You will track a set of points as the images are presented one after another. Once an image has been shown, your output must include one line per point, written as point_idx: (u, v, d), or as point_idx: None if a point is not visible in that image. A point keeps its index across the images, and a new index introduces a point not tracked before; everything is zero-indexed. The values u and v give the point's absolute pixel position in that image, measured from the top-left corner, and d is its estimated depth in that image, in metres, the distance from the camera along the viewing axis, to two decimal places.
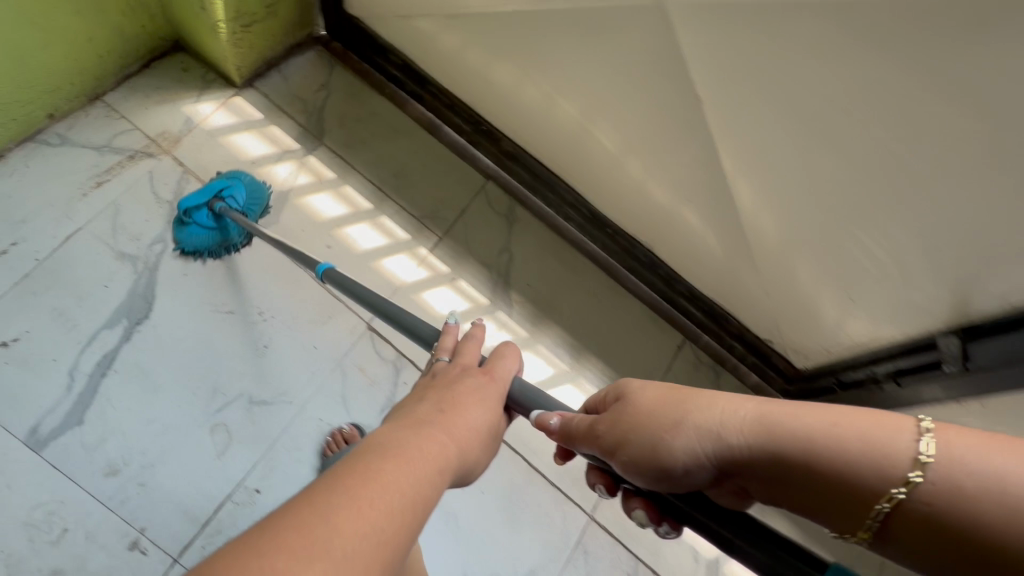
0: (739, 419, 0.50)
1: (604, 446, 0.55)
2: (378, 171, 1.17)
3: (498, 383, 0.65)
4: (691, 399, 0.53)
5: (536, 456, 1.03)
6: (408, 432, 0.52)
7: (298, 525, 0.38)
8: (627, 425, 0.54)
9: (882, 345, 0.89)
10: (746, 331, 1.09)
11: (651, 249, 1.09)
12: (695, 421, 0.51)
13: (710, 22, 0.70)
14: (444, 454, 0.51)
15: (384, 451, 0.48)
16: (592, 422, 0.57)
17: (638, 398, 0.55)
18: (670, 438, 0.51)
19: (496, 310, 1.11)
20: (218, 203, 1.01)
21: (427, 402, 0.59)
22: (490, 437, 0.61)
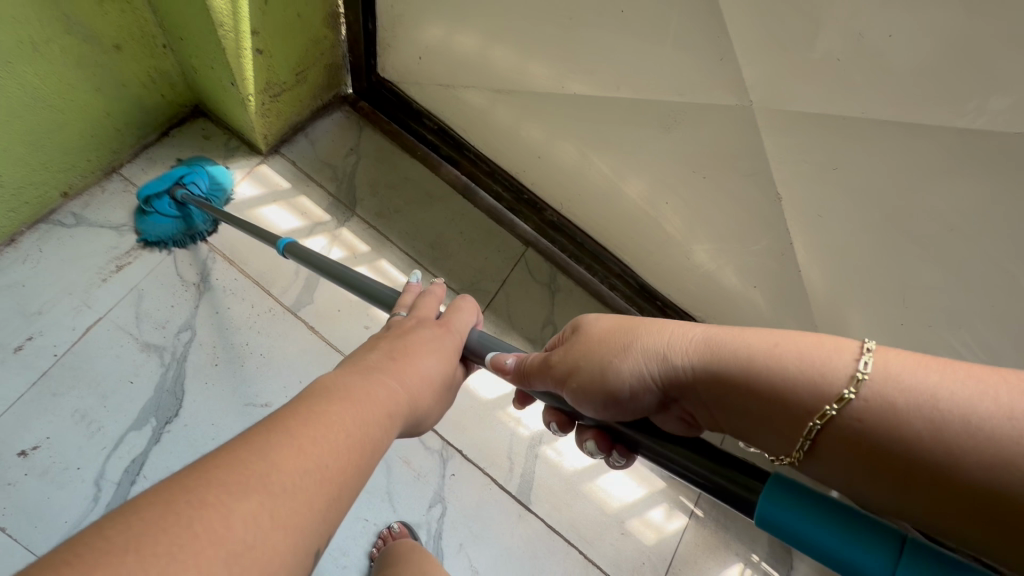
0: (685, 342, 0.48)
1: (557, 376, 0.53)
2: (414, 243, 1.11)
3: (456, 335, 0.60)
4: (643, 326, 0.51)
5: (593, 549, 0.97)
6: (356, 378, 0.47)
7: (229, 462, 0.34)
8: (579, 353, 0.53)
9: None
10: None
11: (704, 324, 1.05)
12: (644, 345, 0.50)
13: (804, 129, 0.66)
14: (392, 400, 0.47)
15: (328, 392, 0.43)
16: (547, 356, 0.56)
17: (593, 330, 0.53)
18: (617, 364, 0.50)
19: None
20: (177, 189, 0.97)
21: (377, 351, 0.53)
22: (443, 388, 0.56)
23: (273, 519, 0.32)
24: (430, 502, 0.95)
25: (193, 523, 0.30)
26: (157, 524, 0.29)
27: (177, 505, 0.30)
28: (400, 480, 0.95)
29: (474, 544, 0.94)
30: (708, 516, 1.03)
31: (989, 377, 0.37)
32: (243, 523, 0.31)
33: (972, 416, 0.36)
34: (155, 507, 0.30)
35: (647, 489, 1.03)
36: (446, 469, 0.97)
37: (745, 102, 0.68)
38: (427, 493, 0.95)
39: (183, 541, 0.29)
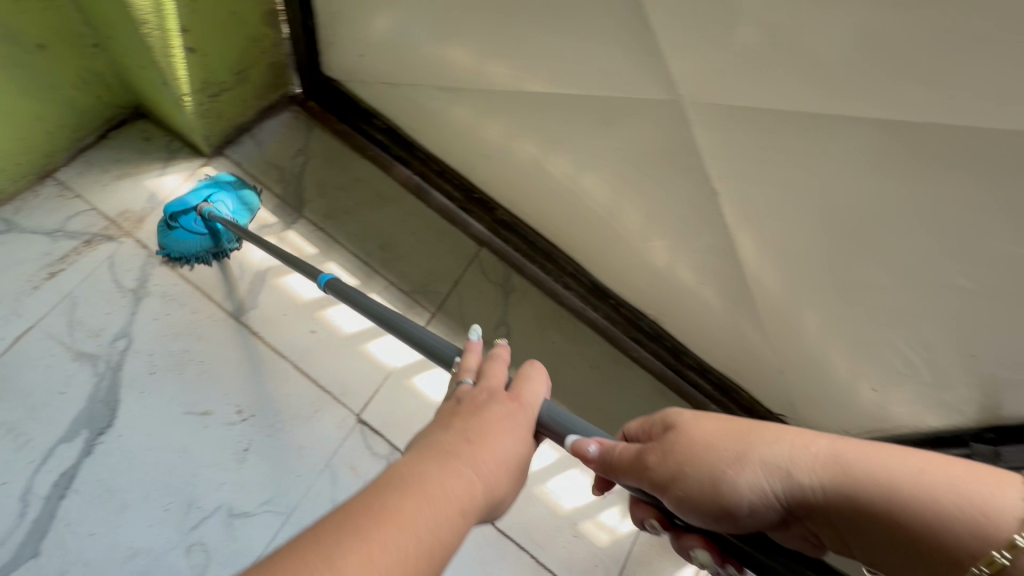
0: (810, 456, 0.45)
1: (655, 479, 0.50)
2: (363, 244, 1.09)
3: (527, 410, 0.56)
4: (753, 431, 0.48)
5: (543, 550, 0.96)
6: (432, 466, 0.46)
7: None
8: (684, 456, 0.49)
9: (905, 433, 0.85)
10: (758, 406, 1.04)
11: (657, 321, 1.04)
12: (762, 455, 0.47)
13: (732, 120, 0.65)
14: (469, 497, 0.45)
15: (400, 485, 0.44)
16: (638, 452, 0.52)
17: (693, 429, 0.50)
18: (733, 473, 0.47)
19: None
20: (204, 207, 0.97)
21: (450, 432, 0.51)
22: (520, 473, 0.52)
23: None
24: None
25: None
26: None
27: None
28: (345, 487, 0.93)
29: None
30: None
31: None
32: None
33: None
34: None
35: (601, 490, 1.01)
36: None
37: (673, 95, 0.67)
38: None
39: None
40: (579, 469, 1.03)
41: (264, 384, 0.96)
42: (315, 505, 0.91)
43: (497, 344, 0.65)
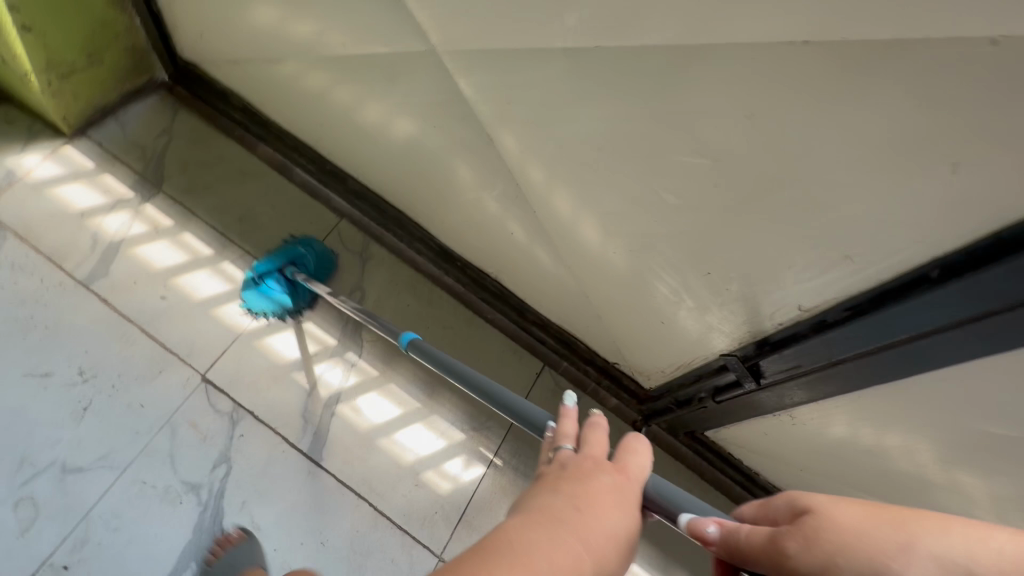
0: (1004, 550, 0.29)
1: (788, 571, 0.35)
2: (222, 216, 1.14)
3: (632, 484, 0.50)
4: (913, 514, 0.34)
5: (383, 499, 1.00)
6: (536, 532, 0.41)
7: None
8: (820, 542, 0.34)
9: (700, 363, 0.91)
10: (596, 355, 1.11)
11: (498, 278, 1.10)
12: (932, 546, 0.31)
13: (475, 64, 0.71)
14: (575, 573, 0.39)
15: (513, 547, 0.39)
16: (769, 533, 0.38)
17: (834, 513, 0.36)
18: (892, 567, 0.32)
19: (345, 352, 1.08)
20: (289, 266, 1.06)
21: (557, 495, 0.45)
22: (629, 552, 0.45)
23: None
24: (213, 462, 0.96)
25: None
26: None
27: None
28: (183, 441, 0.96)
29: (257, 501, 0.95)
30: (507, 465, 1.06)
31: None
32: None
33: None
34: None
35: (446, 441, 1.05)
36: (235, 430, 0.99)
37: (429, 47, 0.74)
38: (212, 454, 0.96)
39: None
40: (426, 423, 1.06)
41: (109, 347, 0.99)
42: (150, 460, 0.94)
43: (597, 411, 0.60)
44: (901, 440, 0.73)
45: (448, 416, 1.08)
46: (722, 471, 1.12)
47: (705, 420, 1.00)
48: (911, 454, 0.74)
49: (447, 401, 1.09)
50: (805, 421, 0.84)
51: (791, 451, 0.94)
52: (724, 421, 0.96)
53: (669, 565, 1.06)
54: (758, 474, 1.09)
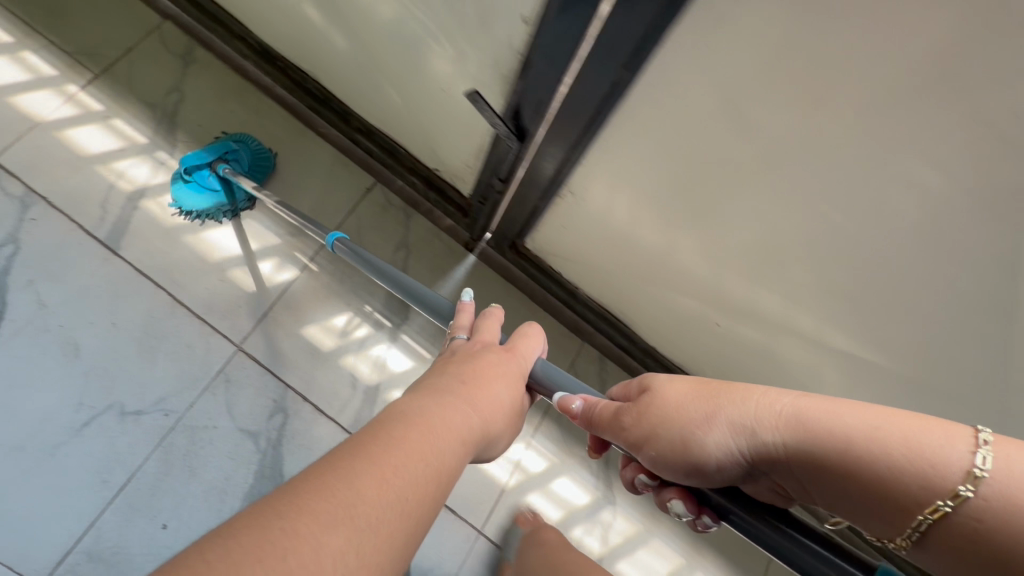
0: (772, 413, 0.45)
1: (632, 439, 0.52)
2: (25, 5, 1.06)
3: (519, 359, 0.64)
4: (725, 391, 0.48)
5: (181, 289, 0.97)
6: (429, 400, 0.50)
7: (319, 489, 0.35)
8: (656, 419, 0.51)
9: (486, 148, 0.87)
10: (419, 164, 1.07)
11: (316, 78, 1.04)
12: (728, 415, 0.47)
13: None
14: (464, 428, 0.50)
15: (404, 416, 0.46)
16: (617, 411, 0.55)
17: (667, 391, 0.52)
18: (700, 433, 0.48)
19: (155, 150, 1.04)
20: (220, 164, 0.98)
21: (447, 374, 0.57)
22: (511, 413, 0.59)
23: (358, 557, 0.33)
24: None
25: (287, 553, 0.31)
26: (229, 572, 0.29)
27: (271, 531, 0.32)
28: None
29: (46, 280, 0.93)
30: (323, 271, 1.04)
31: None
32: (333, 560, 0.32)
33: None
34: (239, 539, 0.31)
35: (256, 244, 1.03)
36: (26, 213, 0.96)
37: None
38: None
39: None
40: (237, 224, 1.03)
41: None
42: None
43: (490, 306, 0.72)
44: (637, 212, 0.77)
45: (263, 219, 1.05)
46: (545, 284, 1.10)
47: (510, 216, 0.96)
48: (646, 218, 0.77)
49: (265, 207, 1.05)
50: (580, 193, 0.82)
51: (590, 242, 0.91)
52: (516, 217, 0.95)
53: None
54: (579, 290, 1.06)
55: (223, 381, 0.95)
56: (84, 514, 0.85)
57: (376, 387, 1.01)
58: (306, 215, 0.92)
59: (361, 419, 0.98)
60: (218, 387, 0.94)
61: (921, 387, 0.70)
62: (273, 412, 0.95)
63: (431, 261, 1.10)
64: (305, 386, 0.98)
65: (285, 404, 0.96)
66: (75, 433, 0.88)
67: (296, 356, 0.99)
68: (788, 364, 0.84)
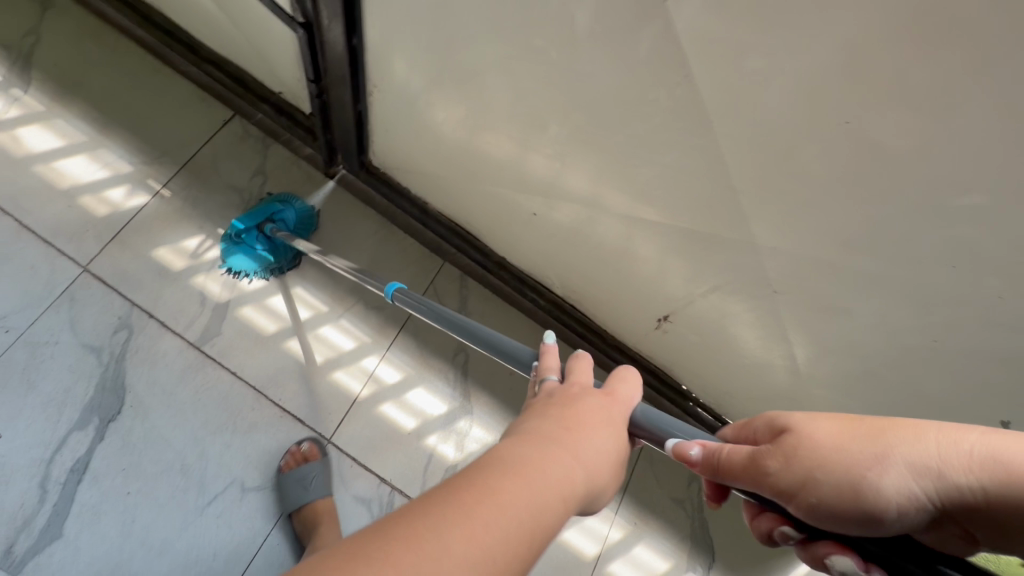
0: (968, 453, 0.33)
1: (776, 488, 0.37)
2: None
3: (623, 406, 0.46)
4: (887, 424, 0.36)
5: (28, 215, 1.00)
6: (532, 446, 0.37)
7: (403, 542, 0.27)
8: (811, 462, 0.36)
9: (298, 53, 0.90)
10: (268, 91, 1.10)
11: (161, 11, 1.08)
12: (906, 454, 0.34)
13: None
14: (569, 484, 0.35)
15: (505, 462, 0.34)
16: (752, 454, 0.39)
17: (815, 426, 0.38)
18: (873, 479, 0.35)
19: (9, 88, 1.07)
20: (267, 224, 1.01)
21: (547, 416, 0.42)
22: (622, 468, 0.43)
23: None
24: None
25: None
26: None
27: None
28: None
29: None
30: (175, 197, 1.07)
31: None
32: None
33: None
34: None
35: (108, 172, 1.06)
36: None
37: None
38: None
39: None
40: (90, 155, 1.06)
41: None
42: None
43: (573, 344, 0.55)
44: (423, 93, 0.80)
45: (117, 150, 1.08)
46: (399, 204, 1.11)
47: (341, 127, 0.98)
48: (437, 100, 0.80)
49: (119, 139, 1.08)
50: (381, 86, 0.85)
51: (412, 143, 0.94)
52: (347, 128, 0.97)
53: (340, 295, 1.07)
54: (429, 206, 1.08)
55: (68, 300, 0.97)
56: None
57: (225, 305, 1.02)
58: (366, 271, 0.87)
59: (209, 334, 1.00)
60: (62, 306, 0.96)
61: (688, 238, 0.73)
62: (118, 328, 0.97)
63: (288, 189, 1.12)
64: (152, 304, 1.00)
65: (131, 321, 0.98)
66: None
67: (144, 276, 1.00)
68: (597, 243, 0.87)
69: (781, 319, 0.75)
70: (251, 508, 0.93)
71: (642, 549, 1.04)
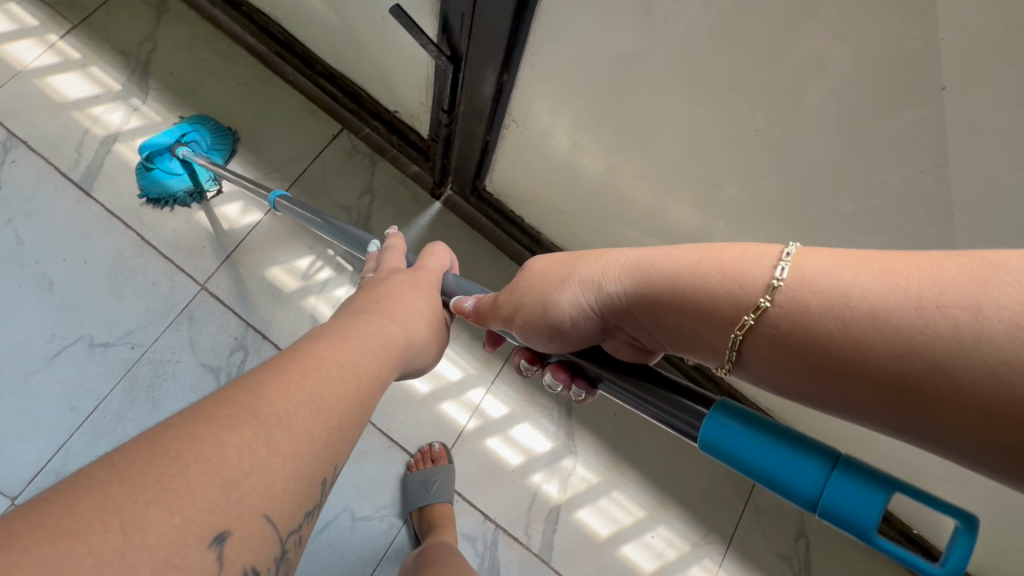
0: (619, 265, 0.44)
1: (505, 314, 0.53)
2: None
3: (429, 276, 0.61)
4: (584, 256, 0.48)
5: (150, 230, 1.00)
6: (346, 321, 0.48)
7: (222, 399, 0.32)
8: (524, 291, 0.51)
9: (432, 80, 0.86)
10: (380, 107, 1.06)
11: (279, 22, 1.05)
12: (583, 274, 0.47)
13: None
14: (384, 334, 0.49)
15: (312, 338, 0.42)
16: (497, 297, 0.55)
17: (540, 266, 0.52)
18: (557, 294, 0.48)
19: (129, 97, 1.07)
20: (178, 145, 0.98)
21: (360, 299, 0.55)
22: (431, 324, 0.58)
23: (269, 448, 0.31)
24: None
25: (181, 455, 0.27)
26: (119, 487, 0.25)
27: (166, 442, 0.28)
28: None
29: (23, 219, 0.98)
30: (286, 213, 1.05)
31: (902, 264, 0.31)
32: (238, 454, 0.29)
33: (882, 307, 0.30)
34: (134, 460, 0.26)
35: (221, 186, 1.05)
36: (7, 157, 1.00)
37: None
38: None
39: (192, 485, 0.27)
40: None
41: None
42: None
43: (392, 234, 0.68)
44: (573, 135, 0.76)
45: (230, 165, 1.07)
46: (508, 230, 1.08)
47: (464, 154, 0.94)
48: (588, 142, 0.75)
49: (233, 153, 1.07)
50: (522, 120, 0.80)
51: (542, 177, 0.89)
52: (470, 155, 0.93)
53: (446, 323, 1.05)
54: (541, 235, 1.04)
55: (187, 318, 0.97)
56: (54, 437, 0.89)
57: None
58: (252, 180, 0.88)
59: None
60: (181, 324, 0.97)
61: None
62: (234, 349, 0.97)
63: (394, 209, 1.09)
64: (265, 326, 1.00)
65: (246, 341, 0.98)
66: (48, 361, 0.92)
67: (258, 297, 1.00)
68: None
69: None
70: (361, 539, 0.93)
71: None
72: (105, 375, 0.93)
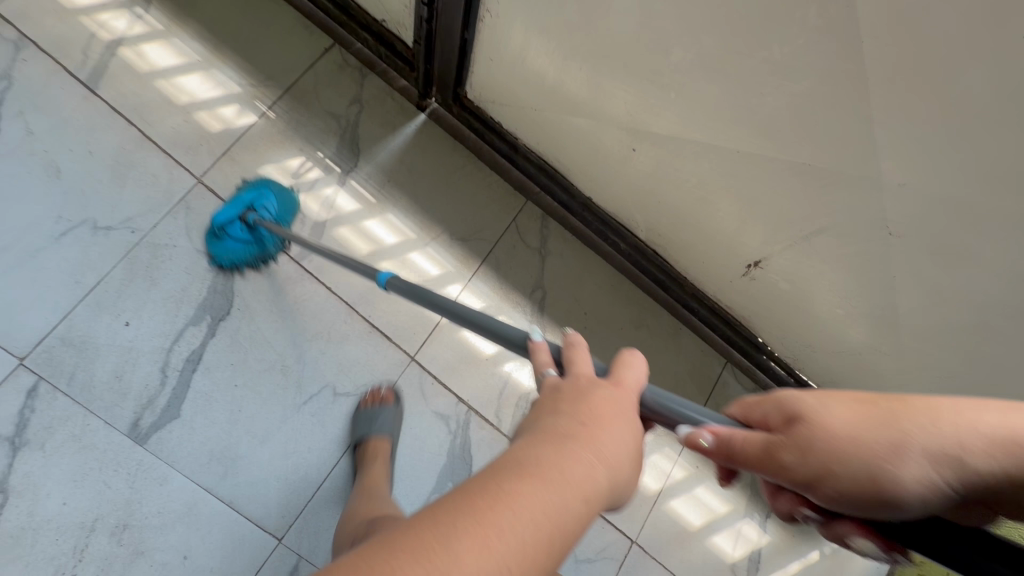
0: (980, 437, 0.40)
1: (800, 478, 0.42)
2: None
3: (630, 395, 0.47)
4: (902, 411, 0.42)
5: (151, 127, 1.07)
6: (549, 449, 0.39)
7: (416, 550, 0.32)
8: (835, 454, 0.41)
9: None
10: (370, 19, 1.12)
11: None
12: (921, 444, 0.40)
13: None
14: (589, 479, 0.38)
15: (515, 466, 0.37)
16: (770, 446, 0.43)
17: (831, 419, 0.43)
18: (894, 468, 0.40)
19: (133, 6, 1.12)
20: (249, 213, 1.00)
21: (561, 415, 0.43)
22: (640, 457, 0.44)
23: None
24: None
25: None
26: None
27: None
28: None
29: (33, 113, 1.03)
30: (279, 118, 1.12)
31: None
32: None
33: None
34: None
35: (220, 92, 1.11)
36: (17, 56, 1.05)
37: None
38: None
39: None
40: (203, 74, 1.12)
41: None
42: None
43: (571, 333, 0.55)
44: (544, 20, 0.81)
45: (228, 72, 1.13)
46: (488, 140, 1.13)
47: (443, 55, 1.00)
48: (555, 26, 0.81)
49: (230, 62, 1.14)
50: (495, 10, 0.86)
51: (516, 74, 0.95)
52: (449, 56, 0.99)
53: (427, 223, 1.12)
54: (519, 142, 1.10)
55: (184, 208, 1.04)
56: (59, 306, 0.96)
57: (322, 225, 1.08)
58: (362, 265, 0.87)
59: (307, 250, 1.06)
60: (178, 212, 1.04)
61: (802, 172, 0.72)
62: None
63: (380, 118, 1.15)
64: None
65: None
66: (54, 240, 0.99)
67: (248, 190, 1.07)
68: (697, 182, 0.87)
69: (890, 266, 0.74)
70: (339, 413, 1.01)
71: (703, 490, 1.08)
72: (108, 255, 1.00)
